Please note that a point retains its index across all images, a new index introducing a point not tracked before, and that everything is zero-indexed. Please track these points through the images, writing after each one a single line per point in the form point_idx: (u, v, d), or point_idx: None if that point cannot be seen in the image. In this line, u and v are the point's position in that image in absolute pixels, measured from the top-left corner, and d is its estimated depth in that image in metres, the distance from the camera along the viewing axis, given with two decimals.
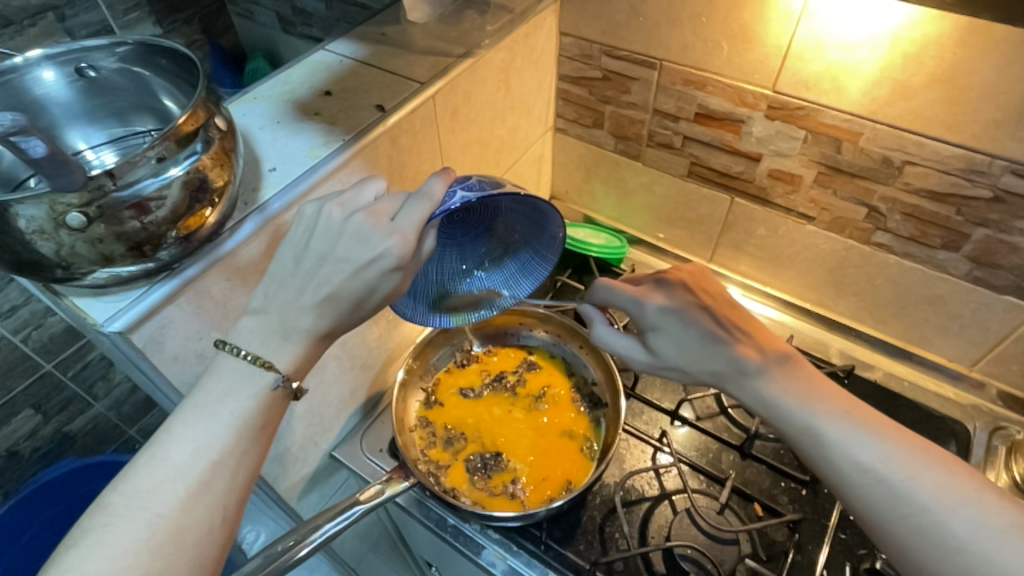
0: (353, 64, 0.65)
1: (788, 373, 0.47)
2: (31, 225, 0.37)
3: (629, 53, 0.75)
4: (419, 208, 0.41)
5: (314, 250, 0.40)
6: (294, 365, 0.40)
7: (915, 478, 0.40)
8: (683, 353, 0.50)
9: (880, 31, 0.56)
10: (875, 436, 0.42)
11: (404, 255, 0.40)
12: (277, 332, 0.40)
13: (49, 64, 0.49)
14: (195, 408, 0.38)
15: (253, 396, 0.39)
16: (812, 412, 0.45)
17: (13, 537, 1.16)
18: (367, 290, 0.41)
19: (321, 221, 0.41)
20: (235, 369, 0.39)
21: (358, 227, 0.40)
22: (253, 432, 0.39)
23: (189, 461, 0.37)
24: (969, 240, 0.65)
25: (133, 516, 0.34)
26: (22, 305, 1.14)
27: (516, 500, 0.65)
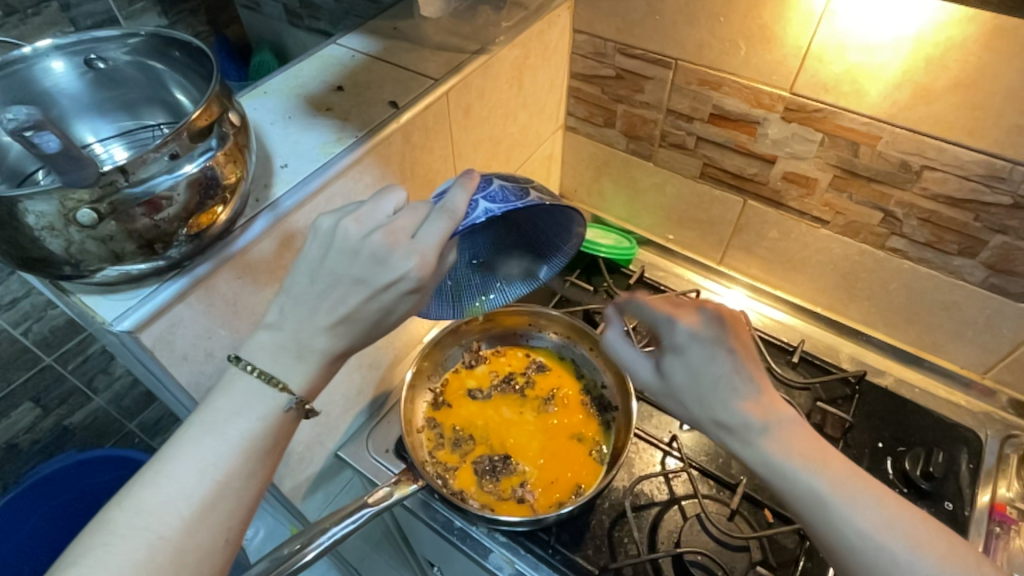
0: (364, 59, 0.64)
1: (791, 433, 0.43)
2: (40, 221, 0.36)
3: (644, 51, 0.74)
4: (440, 227, 0.39)
5: (329, 268, 0.38)
6: (314, 380, 0.39)
7: (916, 549, 0.38)
8: (693, 393, 0.46)
9: (903, 33, 0.55)
10: (876, 503, 0.40)
11: (423, 276, 0.39)
12: (291, 350, 0.39)
13: (58, 55, 0.48)
14: (204, 425, 0.37)
15: (263, 416, 0.38)
16: (814, 472, 0.41)
17: (12, 530, 1.15)
18: (384, 311, 0.39)
19: (336, 238, 0.38)
20: (246, 386, 0.38)
21: (375, 247, 0.38)
22: (263, 453, 0.38)
23: (194, 482, 0.36)
24: (986, 247, 0.65)
25: (135, 537, 0.34)
26: (23, 298, 1.13)
27: (525, 504, 0.64)
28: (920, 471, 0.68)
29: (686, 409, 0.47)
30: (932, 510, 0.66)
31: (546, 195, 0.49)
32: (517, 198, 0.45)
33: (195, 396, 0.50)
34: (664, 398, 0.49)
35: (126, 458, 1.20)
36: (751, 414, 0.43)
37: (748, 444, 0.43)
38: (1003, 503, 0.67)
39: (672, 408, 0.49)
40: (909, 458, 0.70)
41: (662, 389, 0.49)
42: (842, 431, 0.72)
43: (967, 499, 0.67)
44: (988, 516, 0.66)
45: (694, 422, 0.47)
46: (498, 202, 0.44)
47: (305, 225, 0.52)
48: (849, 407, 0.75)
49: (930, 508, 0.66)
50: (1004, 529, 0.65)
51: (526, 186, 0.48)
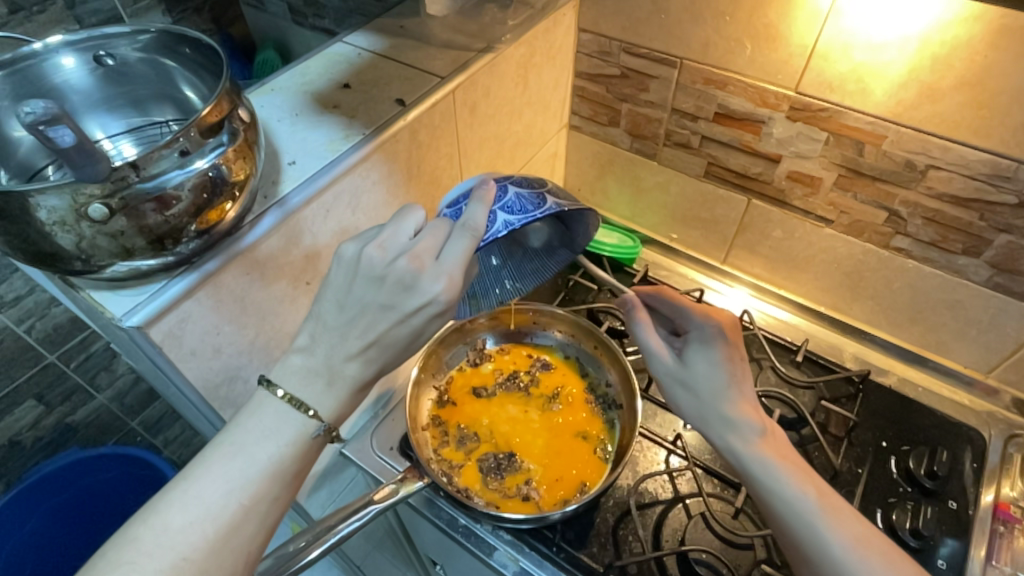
0: (371, 57, 0.65)
1: (780, 443, 0.47)
2: (51, 216, 0.36)
3: (649, 51, 0.74)
4: (462, 246, 0.39)
5: (356, 296, 0.38)
6: (343, 405, 0.39)
7: (887, 565, 0.41)
8: (709, 384, 0.47)
9: (909, 32, 0.55)
10: (855, 520, 0.43)
11: (450, 297, 0.39)
12: (322, 376, 0.39)
13: (69, 51, 0.48)
14: (233, 446, 0.37)
15: (292, 440, 0.38)
16: (802, 485, 0.44)
17: (15, 527, 1.16)
18: (414, 334, 0.40)
19: (361, 265, 0.38)
20: (275, 410, 0.38)
21: (401, 274, 0.37)
22: (288, 478, 0.38)
23: (221, 502, 0.36)
24: (990, 246, 0.65)
25: (161, 555, 0.34)
26: (25, 295, 1.14)
27: (530, 502, 0.64)
28: (923, 470, 0.68)
29: (698, 402, 0.48)
30: (936, 509, 0.66)
31: (566, 200, 0.48)
32: (534, 206, 0.45)
33: (202, 392, 0.50)
34: (673, 385, 0.49)
35: (125, 456, 1.20)
36: (755, 420, 0.46)
37: (746, 442, 0.46)
38: (1007, 502, 0.67)
39: (676, 398, 0.50)
40: (913, 457, 0.70)
41: (677, 375, 0.49)
42: (846, 430, 0.72)
43: (971, 498, 0.67)
44: (992, 515, 0.66)
45: (699, 419, 0.48)
46: (517, 213, 0.44)
47: (313, 222, 0.53)
48: (852, 406, 0.75)
49: (933, 506, 0.66)
50: (1008, 527, 0.65)
51: (543, 191, 0.48)
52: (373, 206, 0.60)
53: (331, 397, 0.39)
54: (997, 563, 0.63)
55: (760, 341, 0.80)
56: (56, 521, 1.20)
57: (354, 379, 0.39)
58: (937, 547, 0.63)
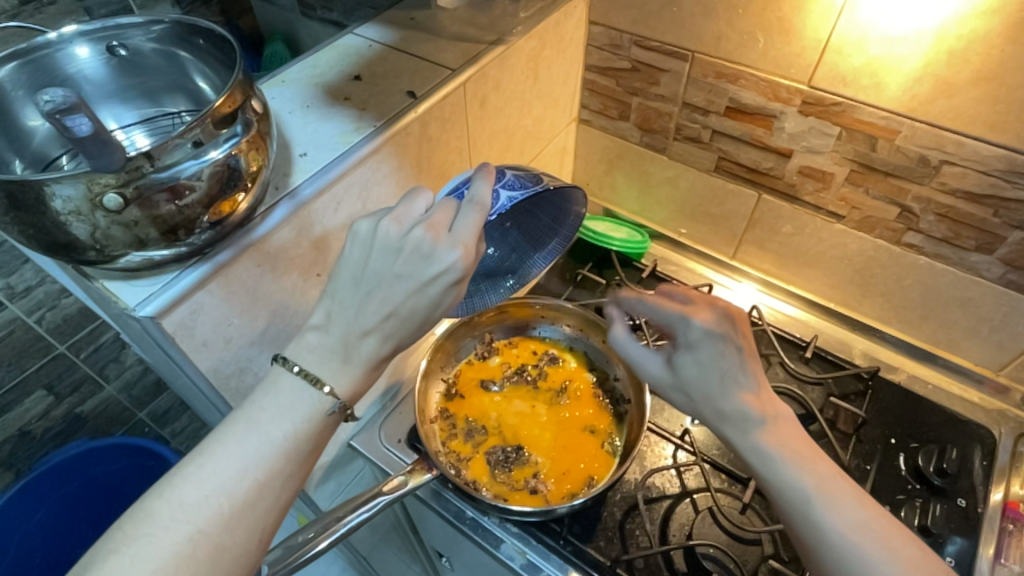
0: (382, 49, 0.64)
1: (784, 428, 0.46)
2: (67, 206, 0.36)
3: (660, 44, 0.73)
4: (473, 218, 0.40)
5: (373, 269, 0.38)
6: (356, 384, 0.40)
7: (889, 553, 0.40)
8: (700, 387, 0.47)
9: (925, 26, 0.55)
10: (857, 507, 0.42)
11: (466, 266, 0.39)
12: (336, 353, 0.39)
13: (83, 41, 0.48)
14: (248, 423, 0.37)
15: (307, 417, 0.38)
16: (801, 474, 0.44)
17: (26, 516, 1.17)
18: (431, 306, 0.40)
19: (377, 239, 0.39)
20: (291, 387, 0.38)
21: (417, 242, 0.38)
22: (302, 456, 0.38)
23: (235, 479, 0.36)
24: (1005, 243, 0.64)
25: (176, 529, 0.34)
26: (37, 286, 1.15)
27: (538, 494, 0.64)
28: (932, 467, 0.68)
29: (693, 399, 0.49)
30: (945, 506, 0.66)
31: (557, 181, 0.51)
32: (533, 183, 0.49)
33: (214, 381, 0.50)
34: (669, 390, 0.51)
35: (132, 446, 1.21)
36: (752, 409, 0.45)
37: (745, 433, 0.46)
38: (1017, 500, 0.67)
39: (677, 400, 0.51)
40: (922, 455, 0.70)
41: (671, 381, 0.50)
42: (855, 426, 0.72)
43: (980, 496, 0.67)
44: (1001, 514, 0.65)
45: (700, 412, 0.49)
46: (518, 189, 0.47)
47: (323, 213, 0.53)
48: (861, 403, 0.75)
49: (942, 504, 0.66)
50: (1017, 526, 0.64)
51: (539, 174, 0.51)
52: (384, 198, 0.60)
53: (347, 380, 0.39)
54: (1007, 561, 0.62)
55: (769, 337, 0.80)
56: (65, 510, 1.21)
57: (368, 363, 0.40)
58: (944, 544, 0.63)
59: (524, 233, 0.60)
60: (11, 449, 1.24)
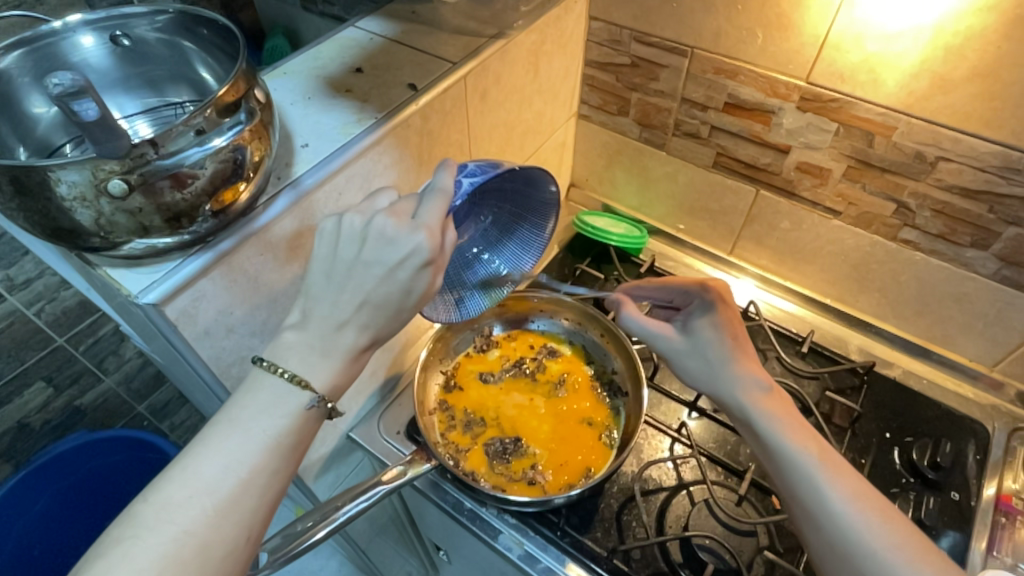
0: (383, 42, 0.65)
1: (786, 402, 0.49)
2: (72, 191, 0.37)
3: (659, 39, 0.74)
4: (436, 203, 0.41)
5: (343, 260, 0.40)
6: (336, 377, 0.40)
7: (883, 520, 0.42)
8: (713, 350, 0.51)
9: (922, 22, 0.55)
10: (854, 478, 0.44)
11: (433, 248, 0.40)
12: (316, 348, 0.39)
13: (88, 30, 0.48)
14: (230, 424, 0.37)
15: (289, 414, 0.38)
16: (804, 445, 0.46)
17: (25, 508, 1.17)
18: (404, 291, 0.40)
19: (345, 232, 0.40)
20: (271, 386, 0.38)
21: (381, 229, 0.39)
22: (286, 452, 0.38)
23: (219, 477, 0.36)
24: (1000, 239, 0.65)
25: (161, 530, 0.34)
26: (36, 279, 1.16)
27: (536, 485, 0.64)
28: (927, 461, 0.69)
29: (703, 366, 0.52)
30: (939, 499, 0.67)
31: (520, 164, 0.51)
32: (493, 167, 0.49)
33: (216, 370, 0.51)
34: (681, 358, 0.53)
35: (133, 439, 1.21)
36: (762, 377, 0.49)
37: (752, 398, 0.49)
38: (1010, 494, 0.67)
39: (685, 369, 0.53)
40: (917, 449, 0.70)
41: (682, 346, 0.53)
42: (850, 420, 0.73)
43: (974, 490, 0.68)
44: (993, 507, 0.66)
45: (705, 381, 0.52)
46: (479, 174, 0.48)
47: (324, 204, 0.53)
48: (856, 398, 0.76)
49: (936, 497, 0.67)
50: (1010, 519, 0.65)
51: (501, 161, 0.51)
52: None
53: (325, 374, 0.39)
54: (999, 553, 0.63)
55: (766, 332, 0.81)
56: (65, 503, 1.21)
57: (348, 355, 0.40)
58: (937, 537, 0.64)
59: (495, 219, 0.62)
60: (10, 441, 1.25)
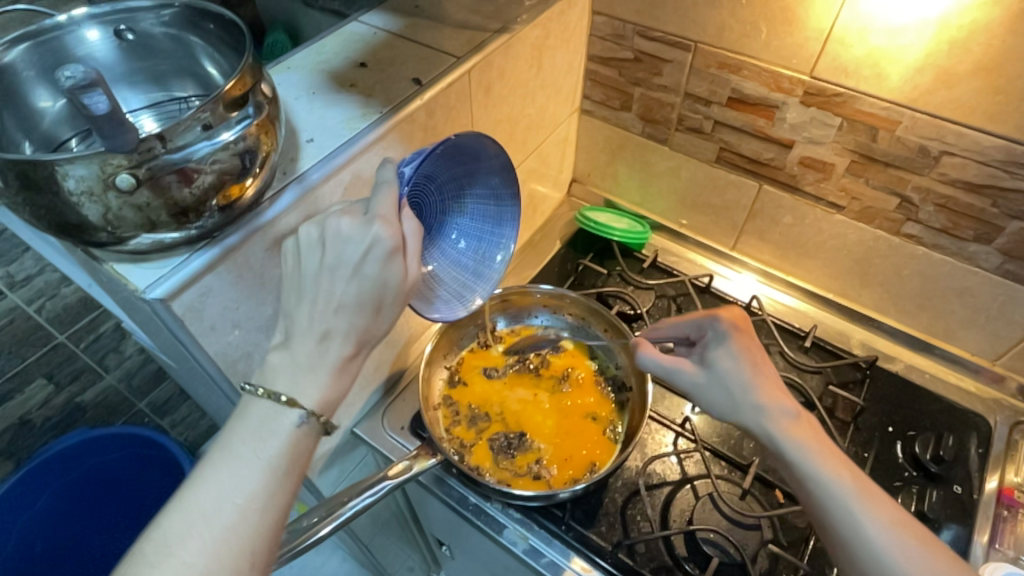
0: (387, 36, 0.65)
1: (815, 431, 0.49)
2: (79, 186, 0.37)
3: (663, 34, 0.74)
4: (387, 195, 0.42)
5: (311, 271, 0.40)
6: (326, 391, 0.39)
7: (920, 548, 0.42)
8: (737, 381, 0.52)
9: (927, 16, 0.55)
10: (888, 505, 0.45)
11: (394, 236, 0.40)
12: (303, 365, 0.39)
13: (93, 24, 0.49)
14: (224, 451, 0.36)
15: (281, 434, 0.37)
16: (839, 477, 0.46)
17: (26, 504, 1.16)
18: (377, 283, 0.40)
19: (307, 245, 0.41)
20: (261, 410, 0.38)
21: (337, 231, 0.40)
22: (285, 474, 0.37)
23: (217, 505, 0.35)
24: (1003, 233, 0.65)
25: (162, 565, 0.33)
26: (36, 275, 1.17)
27: (541, 480, 0.64)
28: (929, 455, 0.69)
29: (727, 397, 0.52)
30: (941, 492, 0.67)
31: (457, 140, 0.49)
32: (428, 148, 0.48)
33: (222, 365, 0.51)
34: (705, 391, 0.53)
35: (136, 436, 1.21)
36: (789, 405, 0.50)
37: (778, 429, 0.49)
38: (1011, 488, 0.68)
39: (708, 401, 0.54)
40: (919, 442, 0.71)
41: (705, 378, 0.54)
42: (853, 414, 0.73)
43: (976, 483, 0.68)
44: (996, 500, 0.67)
45: (730, 412, 0.52)
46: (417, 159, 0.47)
47: (329, 199, 0.53)
48: (859, 392, 0.76)
49: (938, 490, 0.67)
50: (1012, 512, 0.66)
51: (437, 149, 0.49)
52: None
53: (313, 390, 0.39)
54: (1001, 546, 0.63)
55: (769, 327, 0.81)
56: (66, 497, 1.21)
57: (337, 365, 0.40)
58: (940, 530, 0.64)
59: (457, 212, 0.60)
60: (11, 438, 1.24)
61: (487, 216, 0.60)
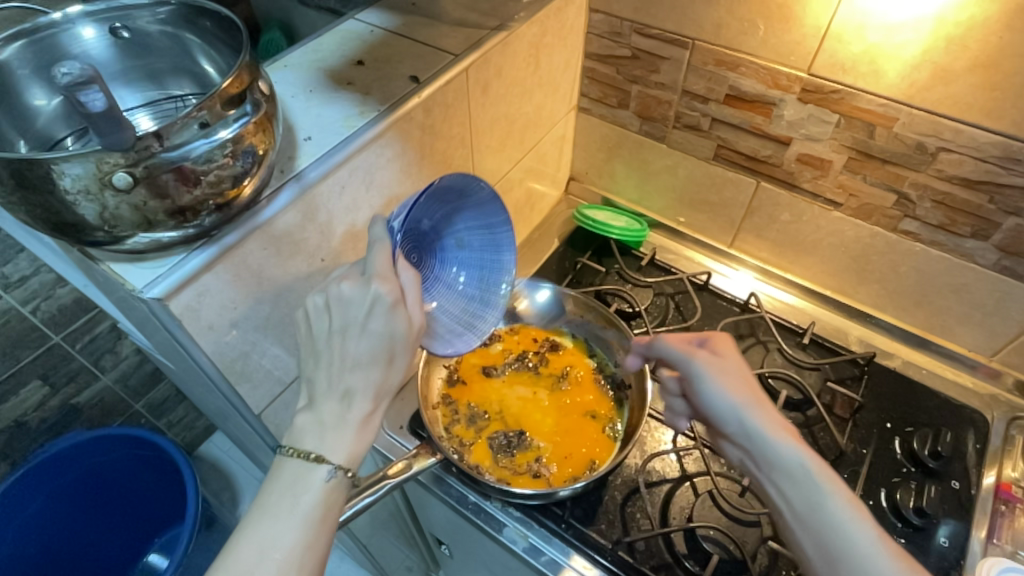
0: (384, 34, 0.64)
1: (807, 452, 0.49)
2: (76, 185, 0.36)
3: (660, 31, 0.74)
4: (381, 253, 0.43)
5: (322, 335, 0.42)
6: (351, 445, 0.42)
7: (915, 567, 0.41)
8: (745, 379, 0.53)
9: (924, 13, 0.55)
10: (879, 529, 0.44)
11: (393, 291, 0.42)
12: (329, 425, 0.41)
13: (88, 21, 0.48)
14: (263, 511, 0.40)
15: (311, 490, 0.41)
16: (856, 510, 0.44)
17: (21, 506, 1.15)
18: (386, 337, 0.42)
19: (313, 310, 0.43)
20: (292, 468, 0.41)
21: (341, 294, 0.42)
22: (318, 525, 0.41)
23: (258, 561, 0.38)
24: (999, 229, 0.65)
25: None
26: (32, 276, 1.15)
27: (541, 478, 0.64)
28: (928, 450, 0.69)
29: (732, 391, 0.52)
30: (939, 488, 0.67)
31: (435, 189, 0.50)
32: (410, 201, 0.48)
33: (220, 365, 0.50)
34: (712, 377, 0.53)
35: (133, 437, 1.20)
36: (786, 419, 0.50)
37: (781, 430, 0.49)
38: (1009, 483, 0.68)
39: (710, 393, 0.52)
40: (917, 438, 0.71)
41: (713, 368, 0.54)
42: (851, 411, 0.73)
43: (974, 479, 0.68)
44: (994, 495, 0.67)
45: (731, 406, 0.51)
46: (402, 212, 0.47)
47: (328, 198, 0.53)
48: (857, 388, 0.76)
49: (937, 485, 0.67)
50: (1009, 507, 0.66)
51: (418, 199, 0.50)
52: (388, 183, 0.60)
53: (339, 447, 0.41)
54: (999, 541, 0.64)
55: (767, 324, 0.81)
56: (61, 499, 1.20)
57: (360, 419, 0.42)
58: (938, 525, 0.64)
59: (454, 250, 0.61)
60: (6, 440, 1.23)
61: (489, 247, 0.60)
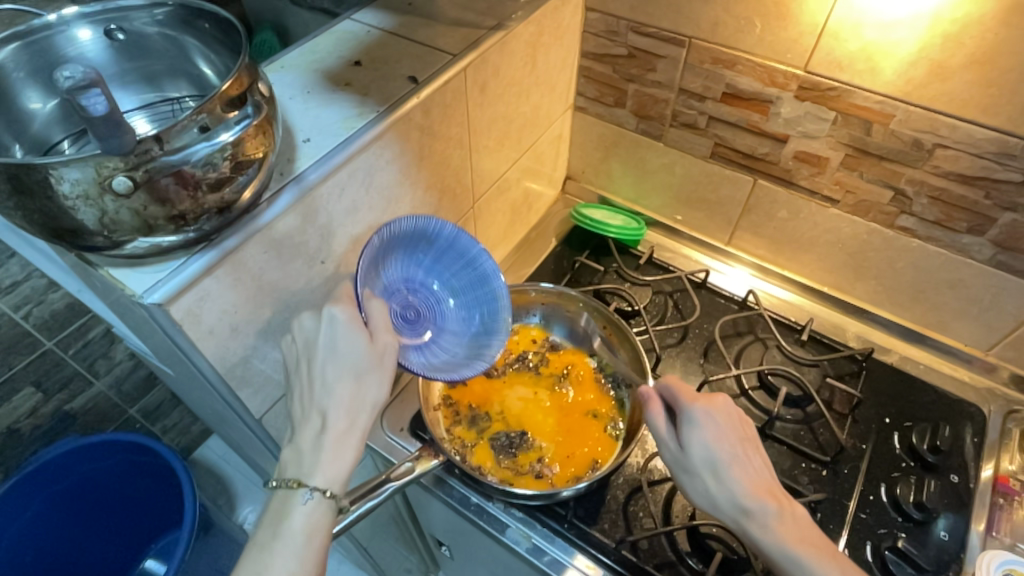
0: (381, 34, 0.64)
1: (802, 524, 0.48)
2: (75, 189, 0.36)
3: (657, 30, 0.74)
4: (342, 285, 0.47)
5: (294, 369, 0.45)
6: (330, 466, 0.43)
7: None
8: (718, 470, 0.49)
9: (920, 10, 0.56)
10: None
11: (348, 310, 0.45)
12: (307, 449, 0.43)
13: (83, 23, 0.47)
14: (256, 546, 0.42)
15: (295, 516, 0.42)
16: None
17: (16, 514, 1.13)
18: (348, 349, 0.44)
19: (286, 347, 0.46)
20: (279, 499, 0.43)
21: (303, 326, 0.45)
22: (306, 550, 0.42)
23: None
24: (995, 224, 0.66)
25: None
26: (22, 281, 1.13)
27: (544, 479, 0.64)
28: (926, 445, 0.70)
29: (705, 487, 0.50)
30: (939, 483, 0.68)
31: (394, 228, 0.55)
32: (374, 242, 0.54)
33: (221, 370, 0.50)
34: (685, 474, 0.51)
35: (127, 443, 1.18)
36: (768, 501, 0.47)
37: (761, 522, 0.47)
38: (1007, 475, 0.69)
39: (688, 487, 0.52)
40: (916, 433, 0.71)
41: (684, 463, 0.51)
42: (851, 407, 0.74)
43: (972, 472, 0.69)
44: (992, 488, 0.68)
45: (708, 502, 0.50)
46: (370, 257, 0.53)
47: (328, 200, 0.52)
48: (856, 384, 0.77)
49: (936, 480, 0.68)
50: (1007, 500, 0.67)
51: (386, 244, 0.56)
52: (388, 185, 0.59)
53: (317, 470, 0.43)
54: (998, 534, 0.64)
55: (766, 321, 0.82)
56: (56, 506, 1.19)
57: (336, 439, 0.43)
58: (937, 520, 0.65)
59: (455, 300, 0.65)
60: None
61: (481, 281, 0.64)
